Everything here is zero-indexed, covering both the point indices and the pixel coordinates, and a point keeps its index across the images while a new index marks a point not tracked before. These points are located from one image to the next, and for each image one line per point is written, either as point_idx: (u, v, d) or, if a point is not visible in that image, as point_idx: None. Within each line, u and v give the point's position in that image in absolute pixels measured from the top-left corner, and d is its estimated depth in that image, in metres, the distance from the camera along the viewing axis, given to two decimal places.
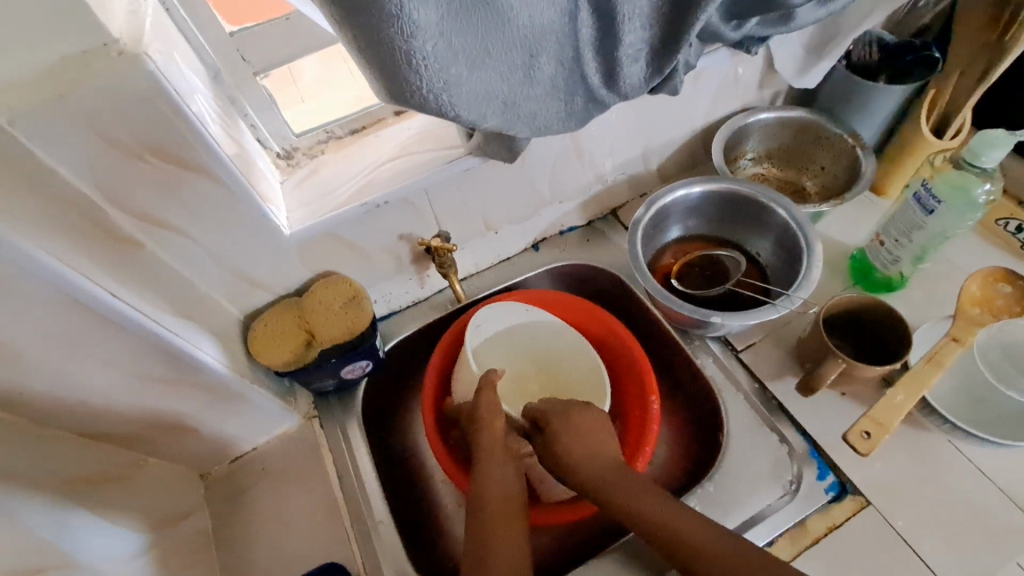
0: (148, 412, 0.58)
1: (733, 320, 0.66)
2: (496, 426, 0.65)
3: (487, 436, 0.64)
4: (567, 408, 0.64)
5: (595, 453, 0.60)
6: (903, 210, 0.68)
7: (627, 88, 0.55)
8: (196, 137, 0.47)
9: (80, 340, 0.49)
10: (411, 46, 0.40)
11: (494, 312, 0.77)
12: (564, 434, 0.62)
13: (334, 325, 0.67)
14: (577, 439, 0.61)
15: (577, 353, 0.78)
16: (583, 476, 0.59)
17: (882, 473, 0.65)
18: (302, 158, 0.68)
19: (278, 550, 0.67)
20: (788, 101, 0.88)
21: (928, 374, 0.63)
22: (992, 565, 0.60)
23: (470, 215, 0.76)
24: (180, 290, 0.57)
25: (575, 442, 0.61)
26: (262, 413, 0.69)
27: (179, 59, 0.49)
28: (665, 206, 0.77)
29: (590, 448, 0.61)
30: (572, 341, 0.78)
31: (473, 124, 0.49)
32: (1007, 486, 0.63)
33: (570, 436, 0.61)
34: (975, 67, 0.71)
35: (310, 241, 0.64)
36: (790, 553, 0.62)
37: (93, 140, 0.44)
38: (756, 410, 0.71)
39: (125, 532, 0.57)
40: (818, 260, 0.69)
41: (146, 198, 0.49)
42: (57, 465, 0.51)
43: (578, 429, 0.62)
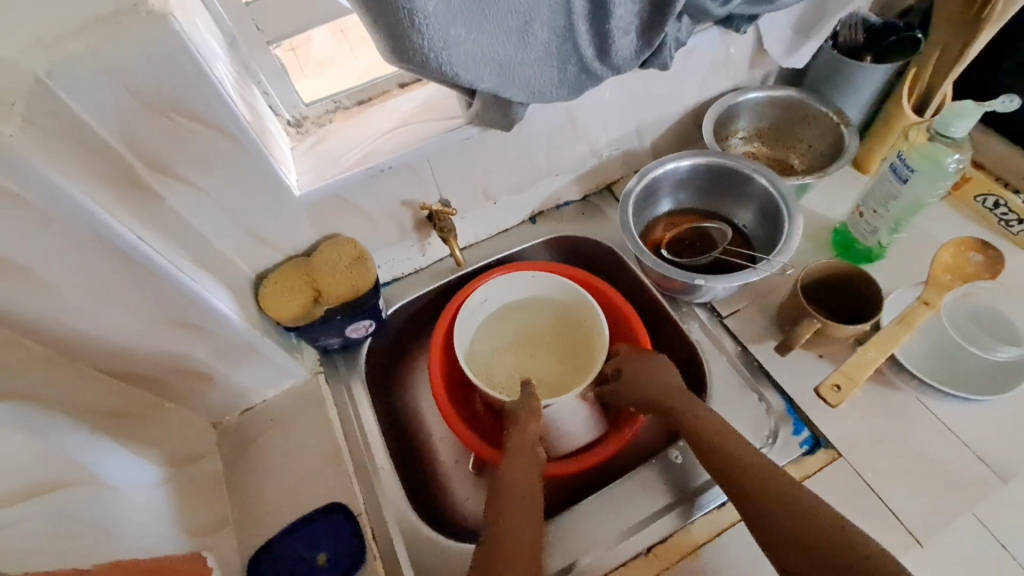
0: (165, 356, 0.63)
1: (716, 282, 0.70)
2: (529, 427, 0.67)
3: (519, 434, 0.66)
4: (648, 367, 0.70)
5: (704, 420, 0.63)
6: (881, 182, 0.73)
7: (618, 61, 0.59)
8: (214, 95, 0.51)
9: (106, 282, 0.53)
10: (414, 6, 0.44)
11: (502, 277, 0.82)
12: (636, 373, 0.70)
13: (339, 283, 0.71)
14: (636, 377, 0.70)
15: (580, 315, 0.82)
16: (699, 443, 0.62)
17: (854, 429, 0.69)
18: (311, 126, 0.72)
19: (284, 492, 0.72)
20: (778, 82, 0.91)
21: (899, 333, 0.68)
22: (951, 511, 0.64)
23: (470, 185, 0.80)
24: (197, 242, 0.61)
25: (641, 379, 0.69)
26: (273, 366, 0.74)
27: (200, 24, 0.52)
28: (655, 178, 0.80)
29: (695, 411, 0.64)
30: (577, 304, 0.82)
31: (471, 84, 0.52)
32: (969, 440, 0.67)
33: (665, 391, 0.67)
34: (954, 45, 0.74)
35: (318, 203, 0.68)
36: (800, 474, 0.67)
37: (120, 93, 0.48)
38: (739, 372, 0.75)
39: (144, 464, 0.61)
40: (798, 228, 0.73)
41: (167, 152, 0.53)
42: (79, 396, 0.56)
43: (638, 381, 0.69)
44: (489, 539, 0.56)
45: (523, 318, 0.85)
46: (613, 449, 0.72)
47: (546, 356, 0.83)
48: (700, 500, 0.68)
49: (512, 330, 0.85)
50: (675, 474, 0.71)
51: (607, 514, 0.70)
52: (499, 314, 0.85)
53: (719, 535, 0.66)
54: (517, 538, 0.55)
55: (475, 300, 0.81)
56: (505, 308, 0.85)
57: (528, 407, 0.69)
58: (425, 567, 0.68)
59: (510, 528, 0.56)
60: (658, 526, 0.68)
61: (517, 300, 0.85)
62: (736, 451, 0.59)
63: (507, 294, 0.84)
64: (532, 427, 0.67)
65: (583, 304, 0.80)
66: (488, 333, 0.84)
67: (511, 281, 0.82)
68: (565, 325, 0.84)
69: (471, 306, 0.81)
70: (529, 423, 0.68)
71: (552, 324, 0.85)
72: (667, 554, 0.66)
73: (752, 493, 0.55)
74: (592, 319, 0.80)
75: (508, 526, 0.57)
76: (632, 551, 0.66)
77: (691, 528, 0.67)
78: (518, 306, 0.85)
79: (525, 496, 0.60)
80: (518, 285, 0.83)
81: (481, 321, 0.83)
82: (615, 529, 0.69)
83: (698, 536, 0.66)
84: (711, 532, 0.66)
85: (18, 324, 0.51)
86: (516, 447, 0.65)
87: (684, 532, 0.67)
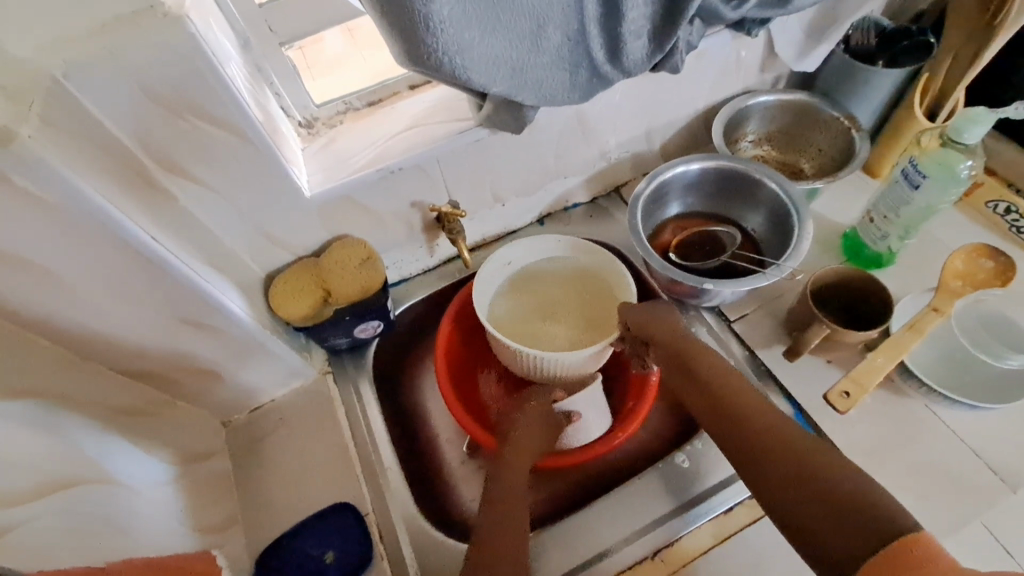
0: (177, 355, 0.63)
1: (725, 286, 0.69)
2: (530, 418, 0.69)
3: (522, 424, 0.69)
4: (676, 335, 0.68)
5: (732, 389, 0.62)
6: (892, 187, 0.72)
7: (630, 64, 0.59)
8: (228, 96, 0.52)
9: (121, 280, 0.54)
10: (429, 10, 0.44)
11: (520, 241, 0.80)
12: (656, 333, 0.67)
13: (348, 283, 0.72)
14: (645, 326, 0.67)
15: (600, 286, 0.80)
16: (729, 402, 0.62)
17: (863, 435, 0.69)
18: (322, 127, 0.72)
19: (292, 490, 0.72)
20: (788, 85, 0.91)
21: (907, 339, 0.68)
22: (960, 519, 0.64)
23: (480, 186, 0.80)
24: (210, 243, 0.62)
25: (651, 326, 0.67)
26: (281, 364, 0.74)
27: (214, 25, 0.53)
28: (665, 180, 0.80)
29: (724, 381, 0.63)
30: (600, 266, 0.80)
31: (484, 88, 0.53)
32: (977, 447, 0.67)
33: (704, 365, 0.65)
34: (967, 50, 0.74)
35: (329, 204, 0.69)
36: None
37: (136, 95, 0.48)
38: (747, 376, 0.74)
39: (155, 461, 0.62)
40: (808, 233, 0.73)
41: (181, 153, 0.54)
42: (92, 395, 0.57)
43: (670, 346, 0.67)
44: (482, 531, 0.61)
45: (538, 289, 0.82)
46: (603, 448, 0.71)
47: (570, 318, 0.79)
48: (705, 505, 0.69)
49: (529, 291, 0.82)
50: (682, 476, 0.71)
51: (612, 516, 0.70)
52: (514, 282, 0.82)
53: (724, 542, 0.67)
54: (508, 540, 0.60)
55: (498, 260, 0.79)
56: (521, 277, 0.82)
57: (541, 415, 0.69)
58: (432, 568, 0.69)
59: (501, 529, 0.61)
60: (662, 531, 0.68)
61: (533, 268, 0.82)
62: (766, 429, 0.57)
63: (524, 261, 0.82)
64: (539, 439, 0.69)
65: (606, 264, 0.79)
66: (508, 299, 0.81)
67: (530, 246, 0.81)
68: (588, 293, 0.81)
69: (486, 275, 0.78)
70: (535, 427, 0.69)
71: (571, 293, 0.81)
72: (674, 559, 0.66)
73: (786, 470, 0.53)
74: (615, 287, 0.78)
75: (499, 526, 0.61)
76: (638, 555, 0.67)
77: (697, 534, 0.67)
78: (533, 278, 0.82)
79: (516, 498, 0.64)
80: (538, 252, 0.81)
81: (499, 288, 0.81)
82: (621, 532, 0.69)
83: (705, 540, 0.67)
84: (715, 537, 0.67)
85: (35, 323, 0.52)
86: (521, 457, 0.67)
87: (691, 536, 0.67)
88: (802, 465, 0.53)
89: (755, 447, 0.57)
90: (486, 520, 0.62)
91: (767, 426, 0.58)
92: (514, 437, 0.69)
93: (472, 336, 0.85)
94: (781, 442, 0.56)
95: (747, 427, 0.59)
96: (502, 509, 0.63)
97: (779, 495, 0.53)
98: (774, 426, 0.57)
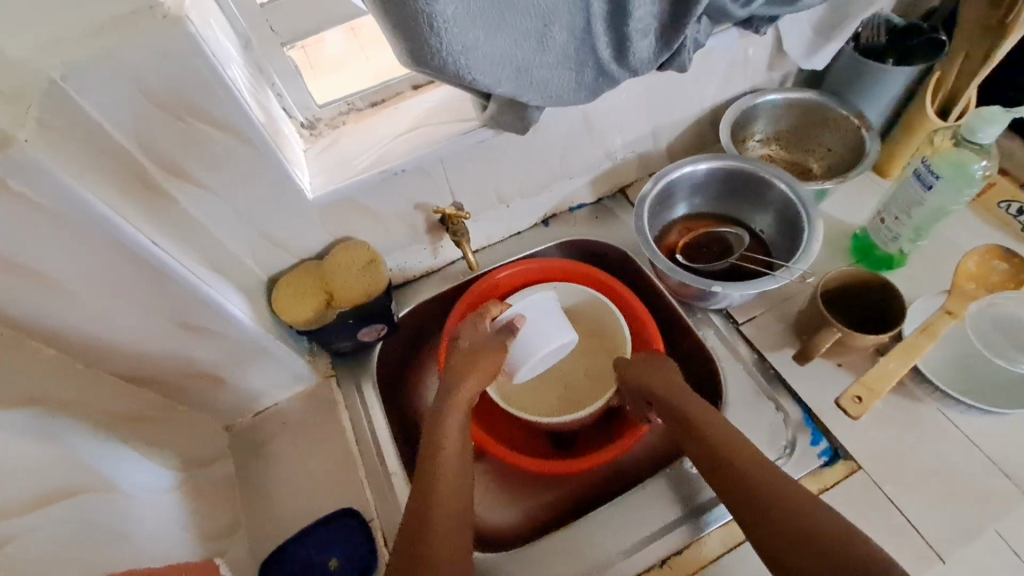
0: (178, 360, 0.62)
1: (733, 290, 0.68)
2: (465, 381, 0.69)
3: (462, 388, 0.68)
4: (672, 383, 0.68)
5: (725, 431, 0.61)
6: (903, 187, 0.71)
7: (636, 63, 0.58)
8: (229, 97, 0.51)
9: (125, 285, 0.53)
10: (433, 9, 0.43)
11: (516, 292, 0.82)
12: (652, 381, 0.69)
13: (351, 286, 0.71)
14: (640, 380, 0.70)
15: (602, 327, 0.83)
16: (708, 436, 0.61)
17: (874, 440, 0.68)
18: (324, 128, 0.71)
19: (296, 497, 0.72)
20: (796, 83, 0.89)
21: (922, 342, 0.67)
22: (974, 526, 0.63)
23: (484, 186, 0.79)
24: (212, 247, 0.61)
25: (645, 380, 0.70)
26: (283, 368, 0.73)
27: (215, 26, 0.52)
28: (672, 181, 0.79)
29: (719, 424, 0.62)
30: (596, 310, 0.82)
31: (488, 88, 0.52)
32: (991, 452, 0.66)
33: (700, 407, 0.65)
34: (979, 48, 0.72)
35: (331, 205, 0.68)
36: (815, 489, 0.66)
37: (136, 96, 0.47)
38: (755, 380, 0.74)
39: (158, 468, 0.62)
40: (818, 235, 0.72)
41: (181, 155, 0.53)
42: (94, 401, 0.56)
43: (666, 392, 0.68)
44: (422, 479, 0.60)
45: None
46: (606, 455, 0.70)
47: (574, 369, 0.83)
48: (715, 512, 0.68)
49: None
50: (691, 482, 0.71)
51: (619, 523, 0.69)
52: None
53: (734, 549, 0.66)
54: (442, 487, 0.59)
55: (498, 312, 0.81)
56: None
57: (484, 339, 0.73)
58: None
59: (439, 474, 0.60)
60: (671, 538, 0.67)
61: None
62: (756, 473, 0.56)
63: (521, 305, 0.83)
64: (480, 372, 0.70)
65: (601, 310, 0.82)
66: None
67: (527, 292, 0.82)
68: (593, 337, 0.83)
69: None
70: (479, 352, 0.71)
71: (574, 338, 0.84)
72: (683, 566, 0.65)
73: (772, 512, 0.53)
74: (615, 330, 0.80)
75: (436, 471, 0.60)
76: (645, 565, 0.66)
77: (706, 541, 0.66)
78: None
79: (461, 445, 0.64)
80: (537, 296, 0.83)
81: None
82: (627, 541, 0.68)
83: (716, 547, 0.66)
84: (726, 545, 0.66)
85: (34, 328, 0.51)
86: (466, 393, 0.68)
87: (701, 543, 0.66)
88: (798, 506, 0.52)
89: (741, 481, 0.56)
90: (428, 467, 0.61)
91: (758, 470, 0.57)
92: (462, 378, 0.69)
93: None
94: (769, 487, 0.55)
95: (732, 455, 0.59)
96: (443, 478, 0.60)
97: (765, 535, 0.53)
98: (767, 473, 0.56)
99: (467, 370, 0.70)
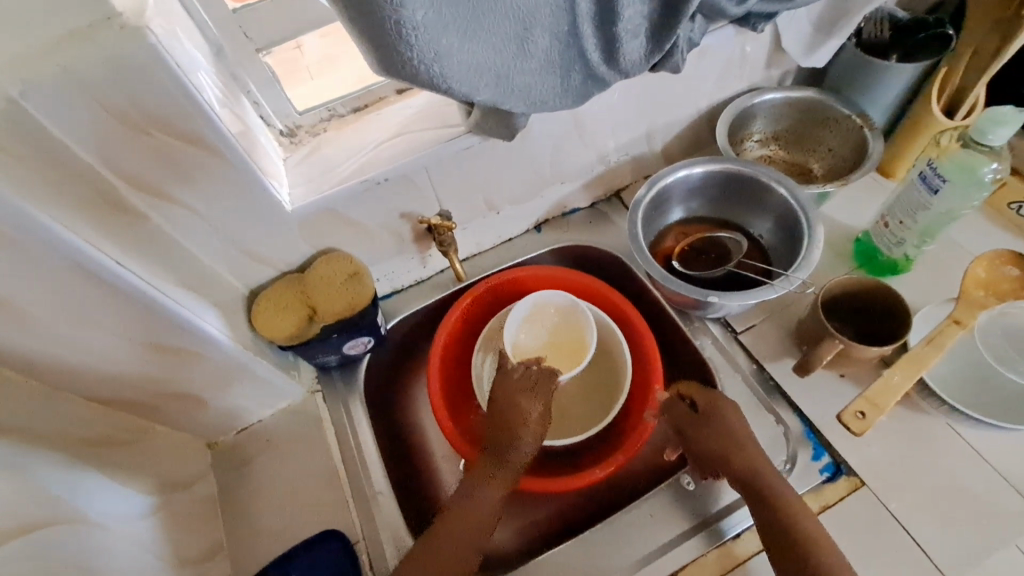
0: (154, 380, 0.61)
1: (731, 300, 0.66)
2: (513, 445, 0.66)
3: (512, 452, 0.66)
4: (711, 423, 0.65)
5: (754, 462, 0.62)
6: (907, 191, 0.68)
7: (627, 65, 0.55)
8: (196, 109, 0.48)
9: (94, 309, 0.51)
10: (401, 16, 0.40)
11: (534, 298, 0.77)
12: (695, 427, 0.65)
13: (334, 300, 0.68)
14: (686, 419, 0.66)
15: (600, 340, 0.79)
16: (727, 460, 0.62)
17: (878, 454, 0.65)
18: (305, 136, 0.68)
19: (282, 518, 0.70)
20: (796, 81, 0.86)
21: (927, 355, 0.64)
22: (983, 545, 0.60)
23: (471, 193, 0.77)
24: (187, 265, 0.59)
25: (693, 421, 0.66)
26: (267, 385, 0.72)
27: (181, 34, 0.49)
28: (666, 185, 0.76)
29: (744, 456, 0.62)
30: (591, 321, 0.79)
31: (467, 96, 0.49)
32: (999, 465, 0.64)
33: (739, 448, 0.63)
34: (989, 43, 0.69)
35: (312, 217, 0.65)
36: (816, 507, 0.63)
37: (98, 112, 0.45)
38: (755, 392, 0.71)
39: (130, 494, 0.60)
40: (818, 242, 0.69)
41: (150, 171, 0.50)
42: (66, 429, 0.54)
43: (710, 434, 0.64)
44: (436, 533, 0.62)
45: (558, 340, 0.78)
46: (600, 472, 0.67)
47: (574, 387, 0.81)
48: (711, 532, 0.66)
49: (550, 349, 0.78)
50: (689, 500, 0.69)
51: (615, 541, 0.67)
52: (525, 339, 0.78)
53: (731, 571, 0.64)
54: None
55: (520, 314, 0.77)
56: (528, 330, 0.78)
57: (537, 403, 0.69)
58: None
59: (444, 566, 0.59)
60: (667, 559, 0.65)
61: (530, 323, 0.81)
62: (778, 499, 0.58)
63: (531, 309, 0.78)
64: (532, 425, 0.67)
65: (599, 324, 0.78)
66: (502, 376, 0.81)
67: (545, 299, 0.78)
68: (553, 348, 0.78)
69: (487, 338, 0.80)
70: (527, 401, 0.69)
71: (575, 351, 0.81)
72: None
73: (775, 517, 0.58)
74: (612, 343, 0.77)
75: (442, 561, 0.60)
76: None
77: (702, 563, 0.64)
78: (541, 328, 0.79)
79: (479, 534, 0.63)
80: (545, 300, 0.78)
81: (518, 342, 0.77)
82: (622, 561, 0.66)
83: (712, 569, 0.64)
84: (723, 566, 0.64)
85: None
86: (522, 435, 0.67)
87: (697, 565, 0.64)
88: (795, 519, 0.57)
89: (758, 494, 0.60)
90: (436, 535, 0.62)
91: (780, 494, 0.59)
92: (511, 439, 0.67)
93: (462, 382, 0.82)
94: (786, 511, 0.58)
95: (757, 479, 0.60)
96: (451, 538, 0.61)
97: (768, 548, 0.58)
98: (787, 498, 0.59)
99: (519, 416, 0.68)
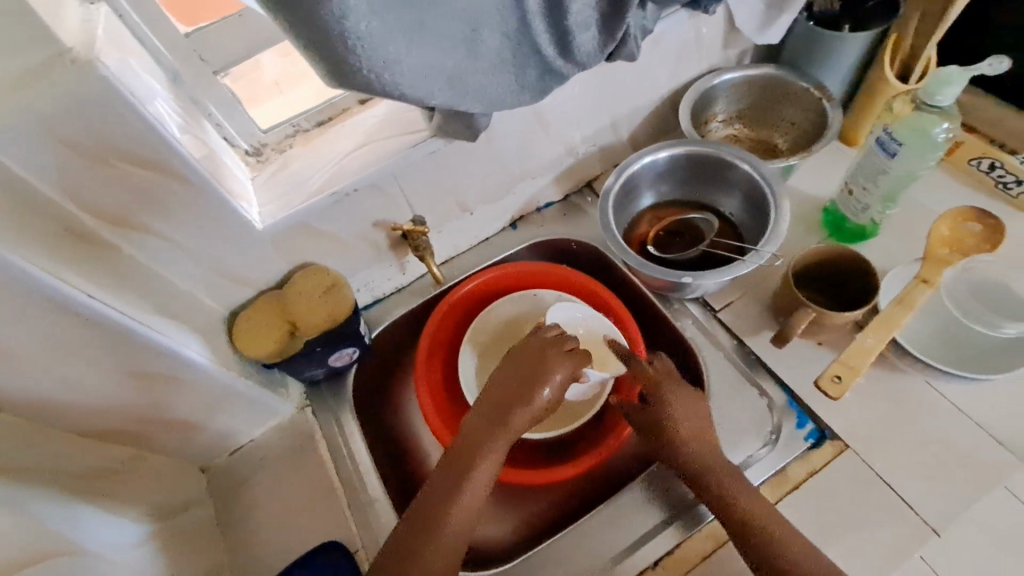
0: (139, 409, 0.61)
1: (704, 279, 0.67)
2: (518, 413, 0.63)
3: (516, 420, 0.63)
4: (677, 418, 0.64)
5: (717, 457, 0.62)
6: (868, 157, 0.70)
7: (582, 57, 0.56)
8: (158, 138, 0.48)
9: (71, 343, 0.51)
10: (346, 26, 0.41)
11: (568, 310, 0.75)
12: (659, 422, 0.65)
13: (314, 313, 0.69)
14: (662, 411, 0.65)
15: None
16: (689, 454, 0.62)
17: (860, 417, 0.67)
18: (272, 153, 0.67)
19: (282, 534, 0.71)
20: (754, 58, 0.88)
21: (898, 315, 0.65)
22: (967, 495, 0.62)
23: (442, 197, 0.77)
24: (163, 291, 0.59)
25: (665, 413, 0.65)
26: (256, 404, 0.72)
27: (134, 63, 0.49)
28: (634, 172, 0.77)
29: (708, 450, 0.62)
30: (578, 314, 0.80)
31: (422, 100, 0.49)
32: (977, 416, 0.66)
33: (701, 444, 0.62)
34: (934, 7, 0.69)
35: (284, 233, 0.65)
36: (803, 472, 0.65)
37: (56, 147, 0.45)
38: (737, 367, 0.72)
39: (126, 523, 0.60)
40: (785, 215, 0.70)
41: (115, 202, 0.50)
42: (56, 466, 0.54)
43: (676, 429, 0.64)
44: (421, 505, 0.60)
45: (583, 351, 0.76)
46: (568, 471, 0.68)
47: None
48: (703, 509, 0.67)
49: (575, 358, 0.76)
50: (670, 485, 0.69)
51: (611, 527, 0.68)
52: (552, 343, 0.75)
53: (725, 544, 0.65)
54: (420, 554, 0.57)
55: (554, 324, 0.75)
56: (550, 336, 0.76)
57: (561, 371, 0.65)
58: None
59: (425, 539, 0.57)
60: (661, 539, 0.66)
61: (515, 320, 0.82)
62: (741, 491, 0.58)
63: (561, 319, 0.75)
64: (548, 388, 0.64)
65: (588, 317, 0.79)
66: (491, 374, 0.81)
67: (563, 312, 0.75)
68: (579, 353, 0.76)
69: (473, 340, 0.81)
70: (547, 365, 0.65)
71: None
72: (677, 566, 0.65)
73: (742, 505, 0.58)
74: None
75: (422, 532, 0.58)
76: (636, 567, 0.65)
77: (698, 538, 0.66)
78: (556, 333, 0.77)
79: (466, 511, 0.59)
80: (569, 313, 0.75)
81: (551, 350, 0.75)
82: (614, 547, 0.67)
83: (706, 544, 0.65)
84: (717, 539, 0.65)
85: None
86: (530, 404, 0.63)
87: (693, 540, 0.66)
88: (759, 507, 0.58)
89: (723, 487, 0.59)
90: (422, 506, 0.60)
91: (739, 490, 0.59)
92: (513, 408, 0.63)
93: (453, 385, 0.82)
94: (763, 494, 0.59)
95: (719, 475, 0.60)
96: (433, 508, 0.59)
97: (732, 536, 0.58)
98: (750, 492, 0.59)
99: (533, 382, 0.64)
